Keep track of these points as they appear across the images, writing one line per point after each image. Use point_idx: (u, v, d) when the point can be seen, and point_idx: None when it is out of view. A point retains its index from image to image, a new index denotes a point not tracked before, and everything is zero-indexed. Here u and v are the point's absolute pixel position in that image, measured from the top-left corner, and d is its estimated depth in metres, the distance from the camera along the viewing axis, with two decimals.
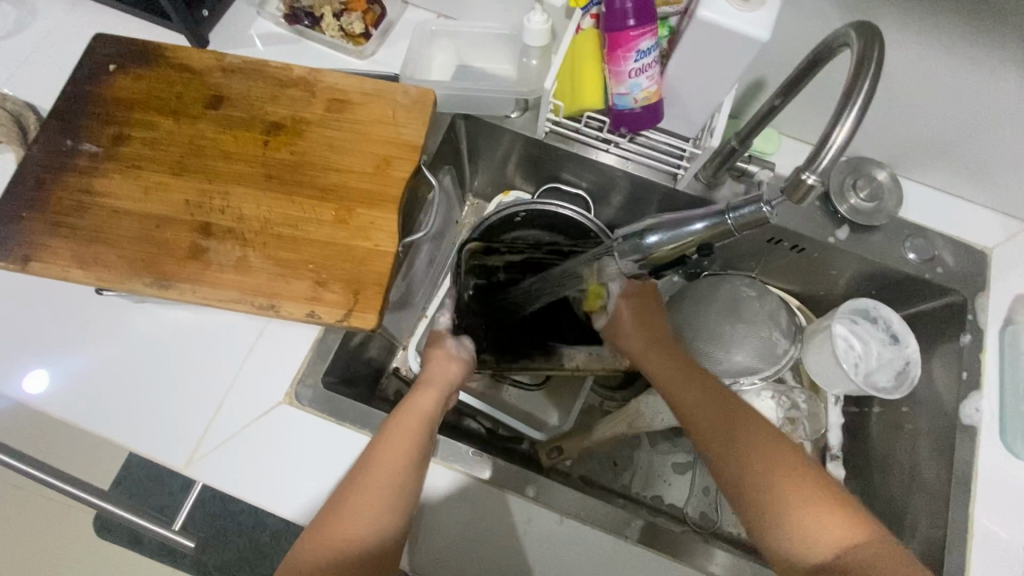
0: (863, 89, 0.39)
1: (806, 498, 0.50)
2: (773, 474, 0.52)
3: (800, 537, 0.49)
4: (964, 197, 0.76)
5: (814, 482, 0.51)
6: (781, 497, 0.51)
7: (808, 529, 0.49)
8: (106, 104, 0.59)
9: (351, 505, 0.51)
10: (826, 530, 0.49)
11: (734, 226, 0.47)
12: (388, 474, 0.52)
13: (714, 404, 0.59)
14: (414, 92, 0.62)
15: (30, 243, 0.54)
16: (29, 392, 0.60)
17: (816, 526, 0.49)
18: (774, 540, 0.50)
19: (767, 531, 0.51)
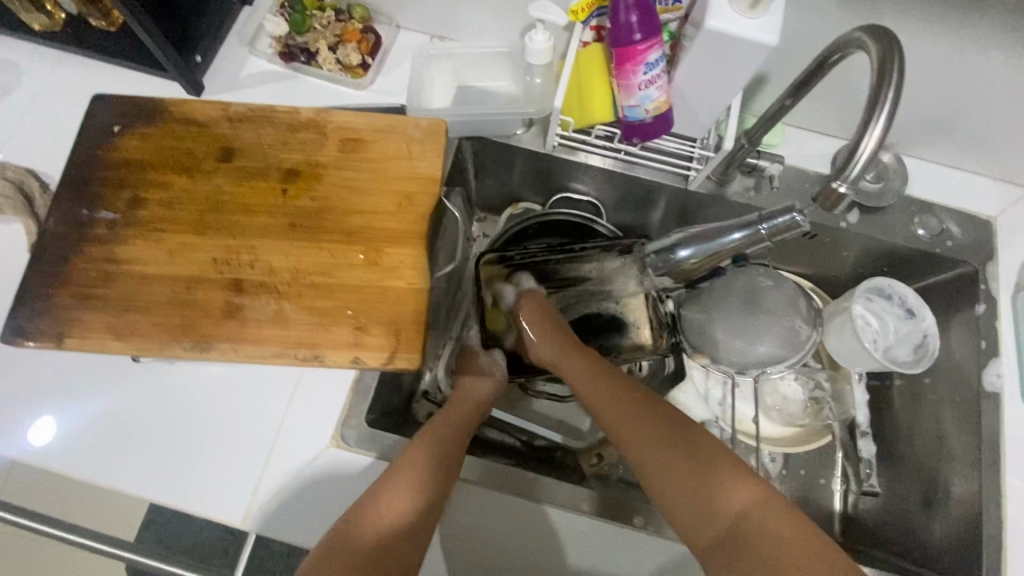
0: (888, 94, 0.41)
1: (711, 481, 0.53)
2: (680, 457, 0.55)
3: (698, 507, 0.53)
4: (965, 169, 0.78)
5: (716, 464, 0.54)
6: (688, 475, 0.54)
7: (722, 497, 0.52)
8: (115, 167, 0.58)
9: (372, 503, 0.54)
10: (732, 499, 0.52)
11: (767, 234, 0.50)
12: (407, 479, 0.55)
13: (625, 400, 0.62)
14: (424, 124, 0.61)
15: (63, 320, 0.53)
16: (34, 445, 0.62)
17: (718, 497, 0.52)
18: (691, 521, 0.53)
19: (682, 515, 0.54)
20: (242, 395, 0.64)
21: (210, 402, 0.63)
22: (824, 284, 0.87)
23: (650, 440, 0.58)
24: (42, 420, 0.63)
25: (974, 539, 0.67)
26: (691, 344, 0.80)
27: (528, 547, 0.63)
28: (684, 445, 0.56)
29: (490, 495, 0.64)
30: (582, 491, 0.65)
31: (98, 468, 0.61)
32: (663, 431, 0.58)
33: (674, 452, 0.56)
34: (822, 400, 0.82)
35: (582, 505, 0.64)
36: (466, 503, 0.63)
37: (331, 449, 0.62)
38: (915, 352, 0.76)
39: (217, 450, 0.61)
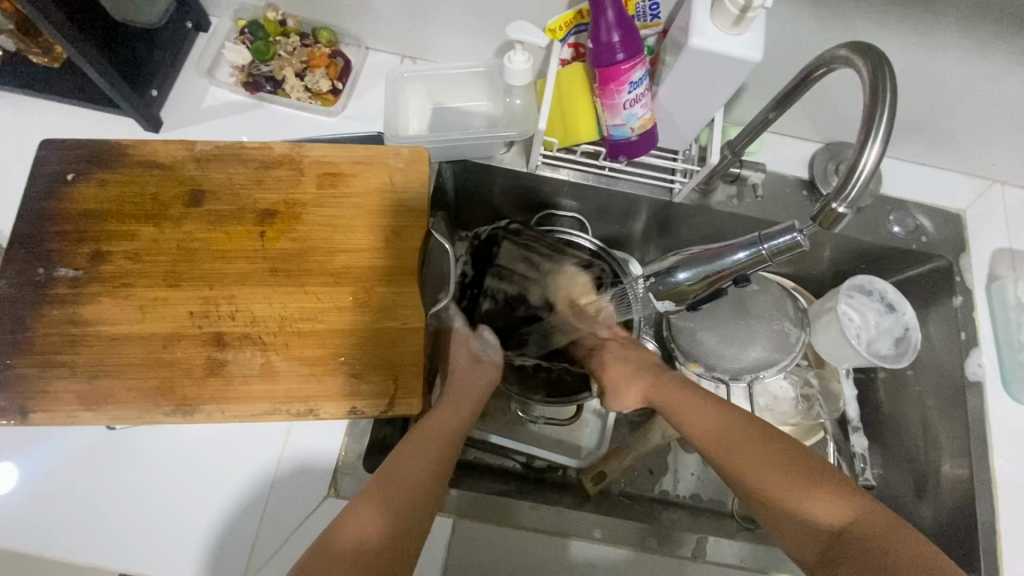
0: (883, 118, 0.41)
1: (797, 481, 0.53)
2: (770, 463, 0.55)
3: (799, 513, 0.52)
4: (933, 165, 0.80)
5: (799, 467, 0.54)
6: (776, 480, 0.54)
7: (814, 507, 0.52)
8: (72, 219, 0.54)
9: (355, 518, 0.48)
10: (826, 509, 0.51)
11: (768, 255, 0.48)
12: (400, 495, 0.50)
13: (704, 420, 0.61)
14: (406, 152, 0.58)
15: (28, 392, 0.49)
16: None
17: (818, 505, 0.51)
18: (784, 517, 0.53)
19: (771, 511, 0.54)
20: (230, 450, 0.60)
21: (195, 460, 0.59)
22: (805, 282, 0.88)
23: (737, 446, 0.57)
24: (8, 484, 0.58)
25: (970, 528, 0.68)
26: (683, 352, 0.80)
27: None
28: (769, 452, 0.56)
29: (498, 529, 0.62)
30: (589, 519, 0.64)
31: (69, 540, 0.56)
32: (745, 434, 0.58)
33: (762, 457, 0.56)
34: (813, 397, 0.82)
35: (587, 532, 0.63)
36: (471, 542, 0.62)
37: (328, 499, 0.59)
38: (897, 346, 0.77)
39: (205, 513, 0.58)
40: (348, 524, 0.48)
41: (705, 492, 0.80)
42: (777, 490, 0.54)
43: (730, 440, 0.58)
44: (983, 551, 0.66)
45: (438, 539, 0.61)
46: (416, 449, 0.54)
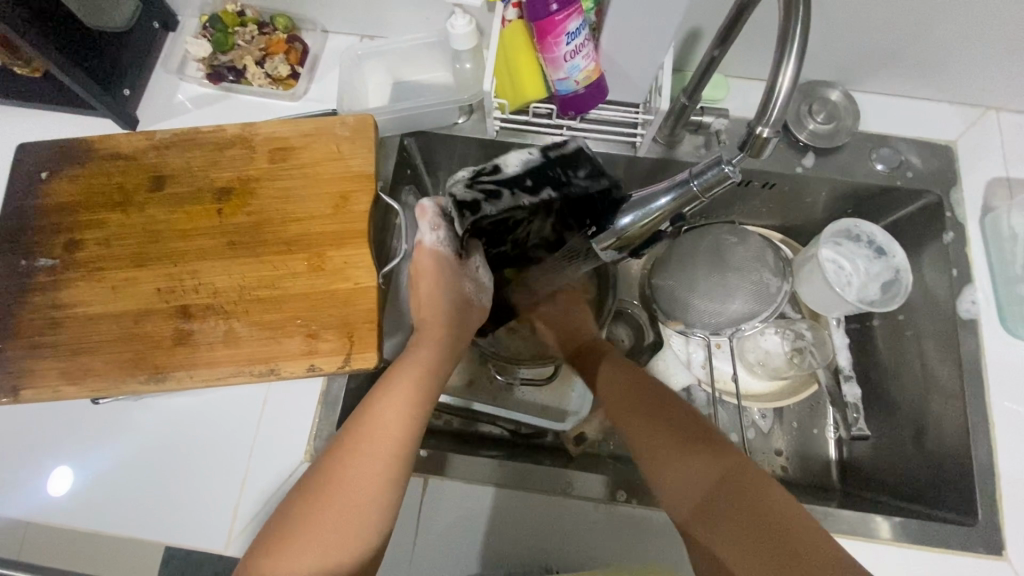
0: (796, 32, 0.41)
1: (708, 453, 0.56)
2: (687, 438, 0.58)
3: (704, 483, 0.54)
4: (918, 97, 0.76)
5: (708, 440, 0.57)
6: (688, 455, 0.56)
7: (708, 472, 0.55)
8: (47, 214, 0.58)
9: (290, 546, 0.46)
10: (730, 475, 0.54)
11: (699, 192, 0.51)
12: (362, 474, 0.49)
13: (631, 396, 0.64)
14: (352, 120, 0.60)
15: (16, 372, 0.53)
16: (30, 477, 0.62)
17: (719, 475, 0.54)
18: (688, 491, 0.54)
19: (680, 481, 0.55)
20: (211, 420, 0.64)
21: (180, 431, 0.63)
22: (794, 233, 0.85)
23: (655, 433, 0.59)
24: (37, 471, 0.62)
25: (963, 471, 0.65)
26: (663, 311, 0.80)
27: (507, 541, 0.62)
28: (687, 444, 0.57)
29: (469, 487, 0.63)
30: (564, 474, 0.64)
31: (72, 510, 0.61)
32: (660, 417, 0.60)
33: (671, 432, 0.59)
34: (804, 349, 0.80)
35: (561, 486, 0.63)
36: (441, 502, 0.63)
37: (305, 463, 0.62)
38: (888, 291, 0.74)
39: (191, 480, 0.62)
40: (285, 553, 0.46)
41: None
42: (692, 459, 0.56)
43: (659, 419, 0.60)
44: (979, 493, 0.63)
45: (410, 499, 0.63)
46: (396, 399, 0.53)
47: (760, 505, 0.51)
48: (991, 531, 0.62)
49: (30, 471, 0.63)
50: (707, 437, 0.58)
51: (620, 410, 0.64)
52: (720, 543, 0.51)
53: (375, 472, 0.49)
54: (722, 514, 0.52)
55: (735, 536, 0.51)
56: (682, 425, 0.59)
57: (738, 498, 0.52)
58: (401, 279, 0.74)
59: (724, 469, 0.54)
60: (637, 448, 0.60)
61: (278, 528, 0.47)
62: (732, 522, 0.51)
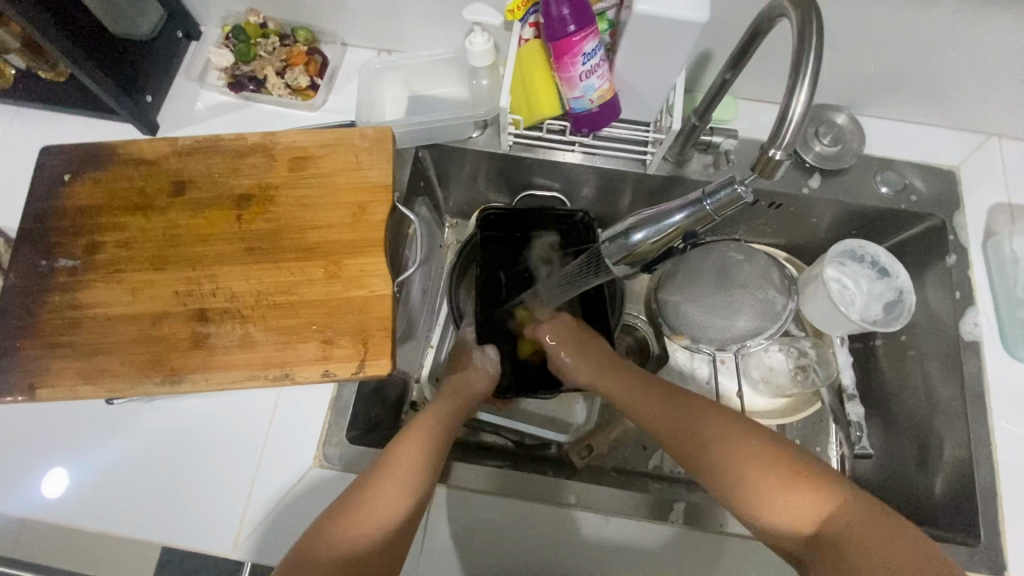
0: (810, 60, 0.42)
1: (781, 482, 0.51)
2: (763, 459, 0.53)
3: (788, 513, 0.50)
4: (922, 123, 0.78)
5: (778, 458, 0.52)
6: (760, 486, 0.52)
7: (800, 515, 0.49)
8: (69, 216, 0.59)
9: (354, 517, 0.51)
10: (813, 505, 0.49)
11: (712, 211, 0.51)
12: (389, 487, 0.54)
13: (682, 422, 0.60)
14: (371, 132, 0.62)
15: (33, 371, 0.53)
16: (36, 477, 0.63)
17: (805, 502, 0.49)
18: (763, 521, 0.51)
19: (752, 511, 0.52)
20: (221, 423, 0.64)
21: (190, 433, 0.64)
22: (798, 252, 0.86)
23: (724, 464, 0.54)
24: (47, 468, 0.63)
25: (966, 492, 0.65)
26: (669, 326, 0.81)
27: (512, 551, 0.62)
28: (757, 464, 0.53)
29: (474, 497, 0.63)
30: (569, 486, 0.64)
31: (79, 509, 0.61)
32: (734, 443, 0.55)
33: (737, 451, 0.54)
34: (808, 366, 0.81)
35: (572, 499, 0.64)
36: (447, 511, 0.63)
37: (313, 469, 0.63)
38: (891, 311, 0.75)
39: (198, 482, 0.62)
40: (354, 522, 0.51)
41: None
42: (763, 489, 0.51)
43: (710, 448, 0.56)
44: (982, 515, 0.64)
45: None
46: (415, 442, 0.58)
47: (863, 551, 0.45)
48: (994, 552, 0.62)
49: (41, 470, 0.63)
50: (782, 456, 0.52)
51: (679, 440, 0.59)
52: None
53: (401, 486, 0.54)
54: (827, 568, 0.46)
55: None
56: (762, 452, 0.53)
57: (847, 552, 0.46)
58: (412, 289, 0.76)
59: (815, 514, 0.49)
60: (711, 479, 0.55)
61: (327, 529, 0.51)
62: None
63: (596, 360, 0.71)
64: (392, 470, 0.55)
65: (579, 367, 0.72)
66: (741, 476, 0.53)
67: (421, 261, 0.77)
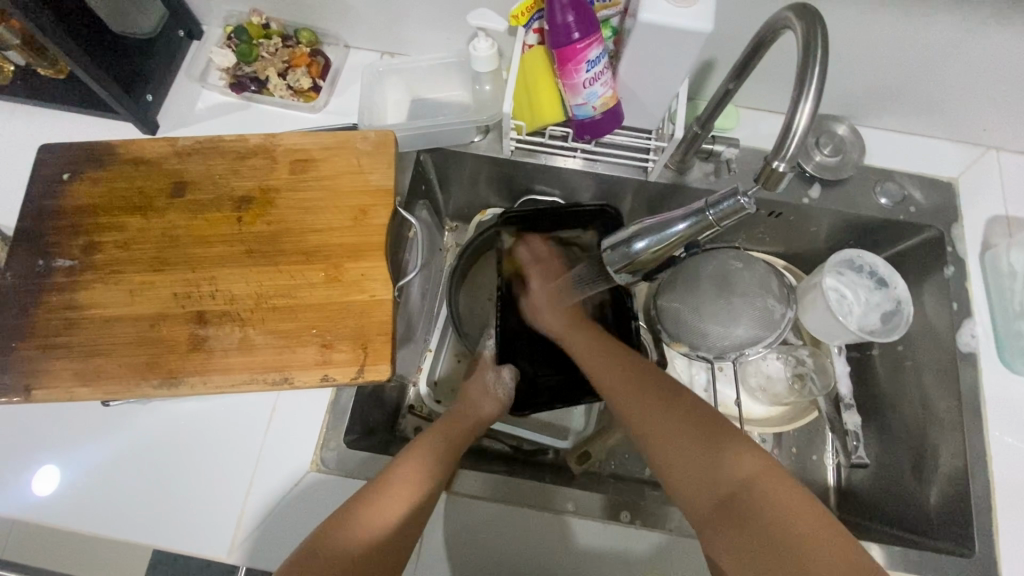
0: (814, 73, 0.42)
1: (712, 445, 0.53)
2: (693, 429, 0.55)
3: (711, 474, 0.52)
4: (921, 134, 0.78)
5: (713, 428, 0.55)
6: (688, 445, 0.55)
7: (725, 476, 0.51)
8: (68, 215, 0.59)
9: (359, 509, 0.54)
10: (737, 466, 0.51)
11: (715, 220, 0.51)
12: (390, 495, 0.55)
13: (631, 386, 0.63)
14: (373, 136, 0.62)
15: (29, 372, 0.53)
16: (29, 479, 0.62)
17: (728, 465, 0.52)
18: (686, 484, 0.53)
19: (677, 474, 0.54)
20: (217, 426, 0.64)
21: (187, 436, 0.63)
22: (796, 260, 0.87)
23: (662, 427, 0.57)
24: (42, 470, 0.62)
25: (962, 503, 0.66)
26: (668, 333, 0.81)
27: (509, 557, 0.62)
28: (692, 434, 0.55)
29: (473, 502, 0.63)
30: (567, 492, 0.64)
31: (72, 512, 0.61)
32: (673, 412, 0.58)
33: (673, 420, 0.57)
34: (805, 375, 0.81)
35: (568, 505, 0.64)
36: (444, 517, 0.63)
37: (310, 473, 0.62)
38: (889, 321, 0.75)
39: (194, 485, 0.61)
40: (343, 520, 0.53)
41: None
42: (694, 454, 0.54)
43: (654, 407, 0.59)
44: (977, 525, 0.64)
45: None
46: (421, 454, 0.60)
47: (777, 515, 0.47)
48: (989, 563, 0.63)
49: (36, 473, 0.62)
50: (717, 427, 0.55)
51: (627, 403, 0.62)
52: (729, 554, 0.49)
53: (405, 496, 0.55)
54: (746, 531, 0.48)
55: (755, 550, 0.47)
56: (700, 421, 0.56)
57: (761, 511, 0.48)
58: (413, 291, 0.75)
59: (739, 474, 0.50)
60: (650, 444, 0.58)
61: (326, 528, 0.52)
62: (750, 536, 0.48)
63: (596, 339, 0.71)
64: (393, 478, 0.56)
65: (569, 333, 0.74)
66: (671, 444, 0.56)
67: (421, 266, 0.77)
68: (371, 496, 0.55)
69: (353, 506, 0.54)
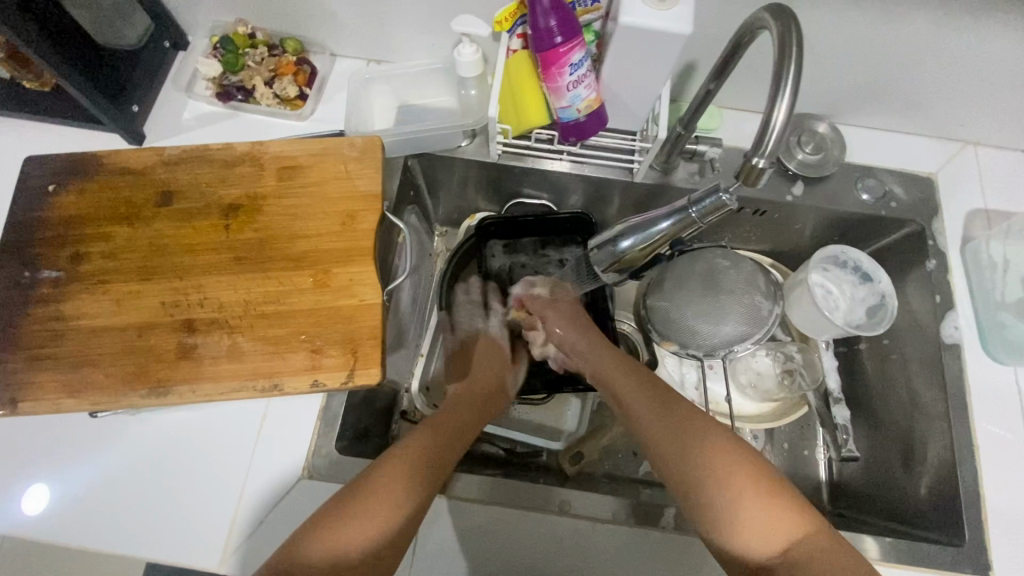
0: (790, 71, 0.43)
1: (755, 495, 0.53)
2: (739, 472, 0.54)
3: (752, 523, 0.52)
4: (900, 131, 0.80)
5: (757, 476, 0.54)
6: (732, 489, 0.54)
7: (768, 531, 0.51)
8: (53, 226, 0.59)
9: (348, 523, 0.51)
10: (780, 524, 0.51)
11: (698, 218, 0.52)
12: (376, 503, 0.52)
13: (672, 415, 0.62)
14: (360, 142, 0.62)
15: (15, 385, 0.52)
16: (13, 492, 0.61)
17: (771, 520, 0.52)
18: (725, 526, 0.53)
19: (716, 519, 0.54)
20: (207, 435, 0.64)
21: (177, 446, 0.63)
22: (782, 258, 0.88)
23: (700, 461, 0.57)
24: (29, 484, 0.62)
25: (952, 494, 0.66)
26: (658, 332, 0.81)
27: (504, 559, 0.61)
28: (735, 478, 0.54)
29: (466, 506, 0.63)
30: (562, 493, 0.65)
31: (60, 526, 0.60)
32: (713, 451, 0.57)
33: (710, 455, 0.56)
34: (794, 370, 0.81)
35: (559, 505, 0.64)
36: (439, 521, 0.62)
37: (302, 479, 0.62)
38: (874, 314, 0.76)
39: (184, 495, 0.61)
40: (340, 526, 0.50)
41: None
42: (732, 499, 0.54)
43: (690, 437, 0.59)
44: (966, 515, 0.65)
45: None
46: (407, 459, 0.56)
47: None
48: (979, 552, 0.63)
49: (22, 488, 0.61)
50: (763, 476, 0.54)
51: (664, 429, 0.61)
52: None
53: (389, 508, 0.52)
54: None
55: None
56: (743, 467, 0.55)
57: (810, 570, 0.48)
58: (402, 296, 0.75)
59: (786, 535, 0.51)
60: (684, 473, 0.57)
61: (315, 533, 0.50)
62: None
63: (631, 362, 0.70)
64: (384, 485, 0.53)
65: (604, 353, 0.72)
66: (711, 481, 0.55)
67: (410, 271, 0.78)
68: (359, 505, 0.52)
69: (342, 514, 0.51)
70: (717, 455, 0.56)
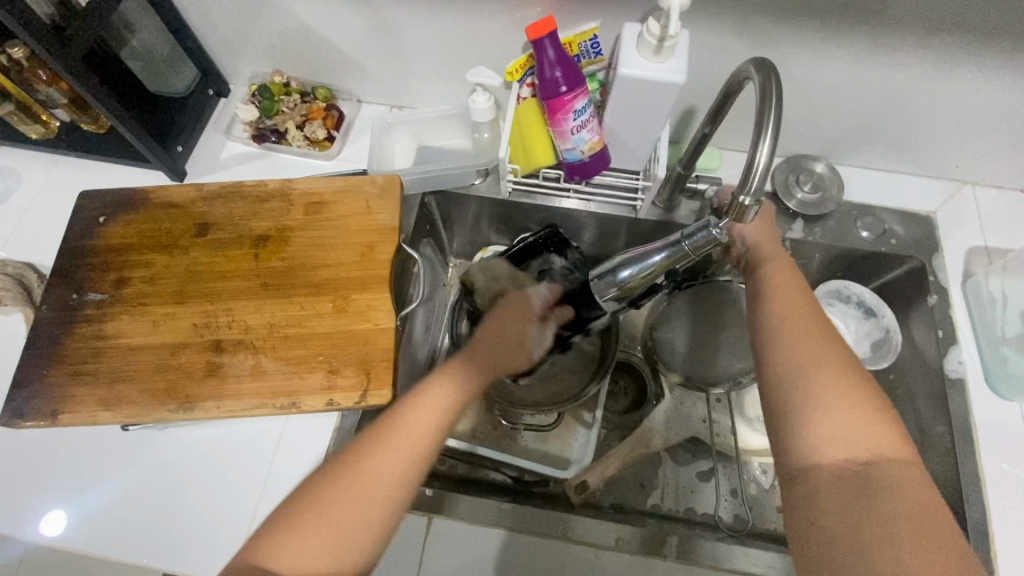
0: (771, 118, 0.47)
1: (855, 402, 0.49)
2: (841, 377, 0.50)
3: (844, 420, 0.48)
4: (898, 172, 0.83)
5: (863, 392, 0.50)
6: (831, 387, 0.50)
7: (857, 437, 0.47)
8: (101, 254, 0.64)
9: (300, 531, 0.46)
10: (873, 433, 0.47)
11: (689, 251, 0.55)
12: (355, 498, 0.48)
13: (793, 311, 0.57)
14: (380, 180, 0.67)
15: (57, 398, 0.57)
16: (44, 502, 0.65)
17: (863, 425, 0.48)
18: (811, 418, 0.49)
19: (801, 409, 0.50)
20: (227, 452, 0.67)
21: (198, 462, 0.66)
22: None
23: (806, 358, 0.52)
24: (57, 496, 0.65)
25: None
26: (665, 363, 0.84)
27: None
28: (838, 383, 0.50)
29: (470, 528, 0.65)
30: (566, 517, 0.65)
31: (84, 536, 0.63)
32: (795, 353, 0.53)
33: (814, 354, 0.52)
34: None
35: (563, 529, 0.64)
36: (444, 542, 0.64)
37: None
38: (878, 348, 0.77)
39: (202, 510, 0.64)
40: (301, 525, 0.46)
41: (699, 505, 0.78)
42: (825, 399, 0.49)
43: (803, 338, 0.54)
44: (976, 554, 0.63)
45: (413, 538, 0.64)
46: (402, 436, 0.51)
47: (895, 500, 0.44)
48: None
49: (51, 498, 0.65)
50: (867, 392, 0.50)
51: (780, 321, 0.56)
52: (819, 513, 0.45)
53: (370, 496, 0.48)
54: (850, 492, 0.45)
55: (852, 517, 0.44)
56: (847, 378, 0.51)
57: (887, 485, 0.45)
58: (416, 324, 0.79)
59: (872, 444, 0.47)
60: (785, 365, 0.53)
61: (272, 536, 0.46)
62: (861, 504, 0.44)
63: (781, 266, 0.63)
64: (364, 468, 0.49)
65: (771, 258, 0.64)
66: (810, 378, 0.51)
67: (425, 301, 0.82)
68: (329, 500, 0.47)
69: (308, 509, 0.47)
70: (808, 355, 0.52)
